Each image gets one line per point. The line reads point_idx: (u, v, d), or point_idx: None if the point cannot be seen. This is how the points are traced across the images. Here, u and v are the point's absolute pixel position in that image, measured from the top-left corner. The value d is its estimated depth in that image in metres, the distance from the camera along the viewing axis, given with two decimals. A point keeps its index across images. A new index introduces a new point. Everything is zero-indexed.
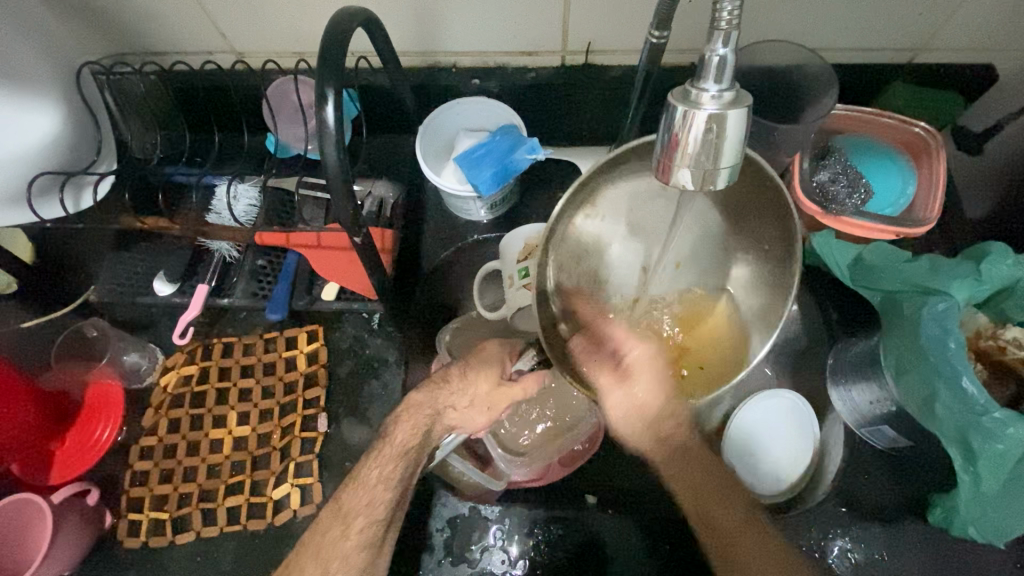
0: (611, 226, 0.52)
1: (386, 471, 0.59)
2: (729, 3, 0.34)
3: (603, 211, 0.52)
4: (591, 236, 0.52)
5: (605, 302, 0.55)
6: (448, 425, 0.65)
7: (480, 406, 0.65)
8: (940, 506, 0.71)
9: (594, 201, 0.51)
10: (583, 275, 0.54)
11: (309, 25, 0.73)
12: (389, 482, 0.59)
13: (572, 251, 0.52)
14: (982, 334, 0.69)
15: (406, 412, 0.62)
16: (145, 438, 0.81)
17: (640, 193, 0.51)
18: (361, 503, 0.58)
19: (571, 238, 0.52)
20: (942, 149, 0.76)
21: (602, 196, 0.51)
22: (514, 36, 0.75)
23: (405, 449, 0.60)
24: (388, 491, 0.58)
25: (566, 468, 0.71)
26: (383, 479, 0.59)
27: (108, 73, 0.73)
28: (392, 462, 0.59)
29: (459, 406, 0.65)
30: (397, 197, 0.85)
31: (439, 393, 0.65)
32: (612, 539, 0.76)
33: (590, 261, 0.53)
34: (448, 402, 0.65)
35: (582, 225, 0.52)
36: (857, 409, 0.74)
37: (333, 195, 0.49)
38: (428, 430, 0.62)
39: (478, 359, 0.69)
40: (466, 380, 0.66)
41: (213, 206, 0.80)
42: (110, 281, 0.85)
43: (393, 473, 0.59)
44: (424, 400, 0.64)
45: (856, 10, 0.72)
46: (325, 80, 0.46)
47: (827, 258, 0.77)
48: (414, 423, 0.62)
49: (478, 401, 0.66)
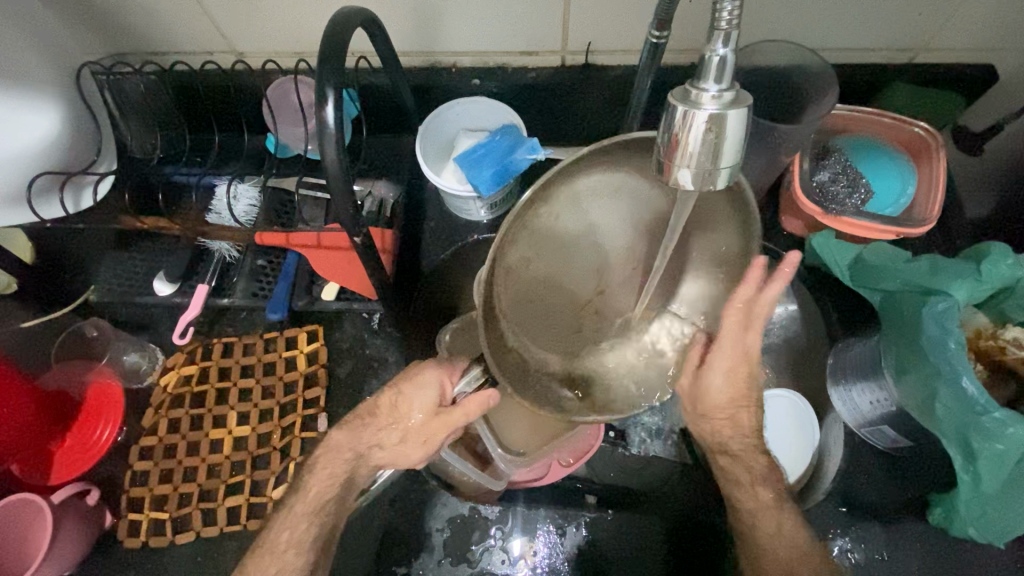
0: (569, 225, 0.50)
1: (296, 533, 0.58)
2: (730, 3, 0.34)
3: (559, 208, 0.49)
4: (547, 233, 0.49)
5: (556, 304, 0.52)
6: (375, 465, 0.62)
7: (412, 441, 0.59)
8: (940, 505, 0.71)
9: (550, 199, 0.48)
10: (533, 279, 0.50)
11: (307, 25, 0.73)
12: (300, 547, 0.57)
13: (526, 252, 0.49)
14: (982, 334, 0.68)
15: (324, 458, 0.60)
16: (144, 438, 0.81)
17: (606, 187, 0.50)
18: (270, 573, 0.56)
19: (524, 237, 0.48)
20: (941, 149, 0.76)
21: (558, 194, 0.48)
22: (513, 36, 0.75)
23: (319, 506, 0.58)
24: (300, 556, 0.57)
25: (567, 468, 0.72)
26: (293, 544, 0.57)
27: (108, 73, 0.74)
28: (304, 522, 0.58)
29: (387, 443, 0.60)
30: (396, 197, 0.85)
31: (364, 432, 0.60)
32: (612, 541, 0.76)
33: (542, 262, 0.50)
34: (374, 441, 0.60)
35: (536, 222, 0.48)
36: (858, 410, 0.74)
37: (333, 195, 0.49)
38: (347, 476, 0.60)
39: (416, 382, 0.59)
40: (395, 413, 0.60)
41: (214, 206, 0.81)
42: (110, 281, 0.86)
43: (304, 536, 0.57)
44: (345, 442, 0.60)
45: (858, 9, 0.72)
46: (325, 79, 0.46)
47: (826, 257, 0.77)
48: (332, 471, 0.59)
49: (409, 436, 0.59)
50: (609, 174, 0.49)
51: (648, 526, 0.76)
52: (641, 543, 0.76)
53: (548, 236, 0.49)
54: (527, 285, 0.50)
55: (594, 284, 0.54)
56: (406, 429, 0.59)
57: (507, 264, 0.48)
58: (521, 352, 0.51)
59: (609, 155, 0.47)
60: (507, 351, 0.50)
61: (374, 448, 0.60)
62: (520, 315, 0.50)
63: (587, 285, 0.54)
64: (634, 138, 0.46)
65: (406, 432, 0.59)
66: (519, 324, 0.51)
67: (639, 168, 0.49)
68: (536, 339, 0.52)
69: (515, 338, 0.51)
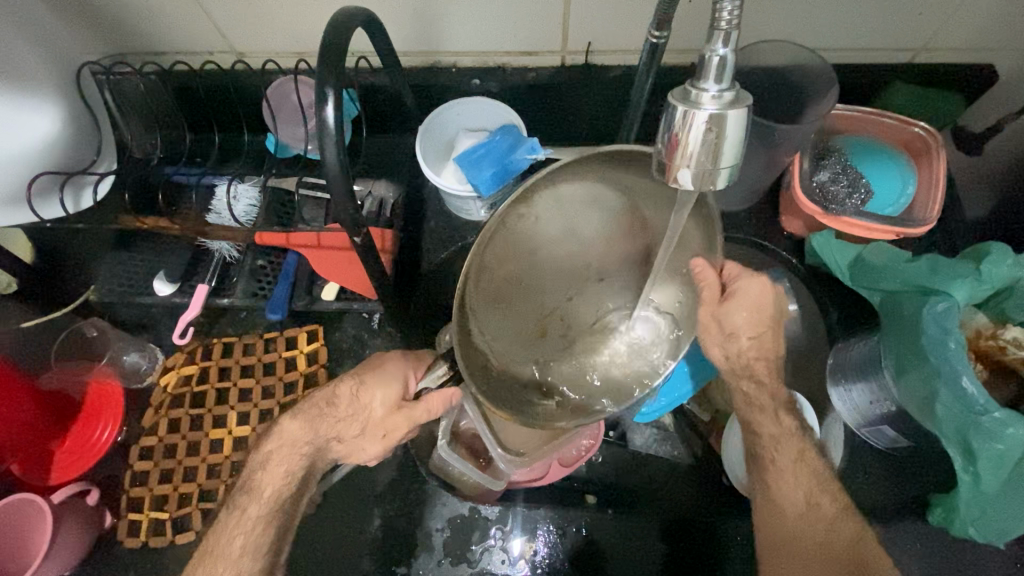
0: (545, 230, 0.53)
1: (252, 536, 0.56)
2: (730, 3, 0.34)
3: (536, 212, 0.53)
4: (522, 236, 0.52)
5: (527, 307, 0.52)
6: (331, 458, 0.61)
7: (371, 434, 0.59)
8: (940, 505, 0.71)
9: (531, 203, 0.53)
10: (504, 277, 0.52)
11: (307, 25, 0.73)
12: (256, 551, 0.56)
13: (500, 251, 0.52)
14: (982, 334, 0.68)
15: (280, 454, 0.58)
16: (145, 437, 0.81)
17: (584, 198, 0.52)
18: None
19: (499, 238, 0.52)
20: (941, 148, 0.76)
21: (539, 200, 0.53)
22: (513, 36, 0.75)
23: (276, 503, 0.57)
24: (252, 560, 0.56)
25: (566, 469, 0.72)
26: (247, 550, 0.56)
27: (108, 72, 0.74)
28: (261, 525, 0.56)
29: (345, 435, 0.59)
30: (396, 197, 0.85)
31: (322, 424, 0.59)
32: (613, 541, 0.76)
33: (515, 262, 0.52)
34: (333, 433, 0.59)
35: (513, 224, 0.52)
36: (858, 410, 0.74)
37: (333, 195, 0.49)
38: (302, 474, 0.59)
39: (378, 375, 0.59)
40: (355, 405, 0.59)
41: (213, 206, 0.80)
42: (110, 281, 0.85)
43: (259, 541, 0.56)
44: (303, 436, 0.58)
45: (858, 10, 0.72)
46: (325, 79, 0.46)
47: (826, 257, 0.78)
48: (290, 468, 0.58)
49: (368, 428, 0.59)
50: (586, 185, 0.52)
51: (648, 527, 0.76)
52: (642, 545, 0.76)
53: (523, 239, 0.52)
54: (498, 284, 0.52)
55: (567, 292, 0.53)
56: (367, 422, 0.59)
57: (480, 262, 0.52)
58: (483, 350, 0.51)
59: (587, 164, 0.52)
60: (472, 345, 0.51)
61: (333, 441, 0.59)
62: (488, 312, 0.52)
63: (556, 291, 0.53)
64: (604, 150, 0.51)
65: (366, 425, 0.59)
66: (485, 321, 0.52)
67: (616, 183, 0.52)
68: (499, 336, 0.51)
69: (481, 335, 0.51)
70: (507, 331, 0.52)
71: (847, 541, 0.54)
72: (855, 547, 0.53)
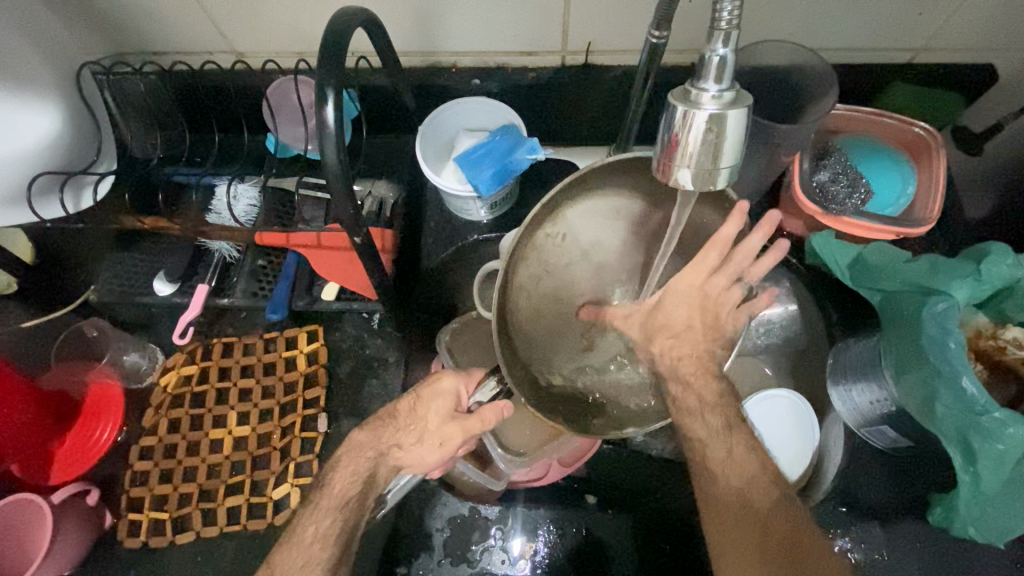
0: (575, 244, 0.53)
1: (323, 527, 0.54)
2: (730, 3, 0.34)
3: (565, 229, 0.52)
4: (553, 253, 0.53)
5: (562, 318, 0.56)
6: (396, 465, 0.60)
7: (429, 441, 0.60)
8: (940, 505, 0.70)
9: (557, 219, 0.51)
10: (541, 296, 0.54)
11: (307, 24, 0.73)
12: (327, 540, 0.53)
13: (534, 271, 0.52)
14: (982, 334, 0.68)
15: (347, 457, 0.58)
16: (145, 437, 0.81)
17: (608, 210, 0.52)
18: (296, 567, 0.52)
19: (533, 256, 0.52)
20: (942, 149, 0.76)
21: (566, 215, 0.51)
22: (514, 36, 0.75)
23: (345, 500, 0.56)
24: (326, 549, 0.53)
25: (566, 468, 0.73)
26: (319, 536, 0.53)
27: (108, 73, 0.74)
28: (329, 516, 0.54)
29: (405, 444, 0.60)
30: (397, 198, 0.85)
31: (384, 432, 0.60)
32: (613, 540, 0.76)
33: (550, 281, 0.54)
34: (394, 441, 0.60)
35: (543, 242, 0.52)
36: (857, 409, 0.74)
37: (333, 195, 0.49)
38: (369, 475, 0.58)
39: (434, 390, 0.62)
40: (415, 415, 0.61)
41: (213, 206, 0.80)
42: (111, 281, 0.85)
43: (331, 530, 0.54)
44: (366, 441, 0.59)
45: (857, 10, 0.72)
46: (326, 79, 0.46)
47: (825, 257, 0.76)
48: (355, 468, 0.58)
49: (427, 436, 0.60)
50: (610, 198, 0.52)
51: (648, 527, 0.76)
52: (642, 545, 0.76)
53: (555, 257, 0.53)
54: (537, 302, 0.54)
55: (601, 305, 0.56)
56: (424, 431, 0.60)
57: (516, 281, 0.52)
58: (529, 367, 0.54)
59: (614, 176, 0.51)
60: (516, 362, 0.53)
61: (395, 447, 0.59)
62: (529, 329, 0.54)
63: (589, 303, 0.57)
64: (623, 159, 0.49)
65: (424, 433, 0.60)
66: (528, 337, 0.54)
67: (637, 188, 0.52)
68: (544, 350, 0.55)
69: (523, 351, 0.54)
70: (546, 348, 0.56)
71: (790, 527, 0.48)
72: (799, 533, 0.47)
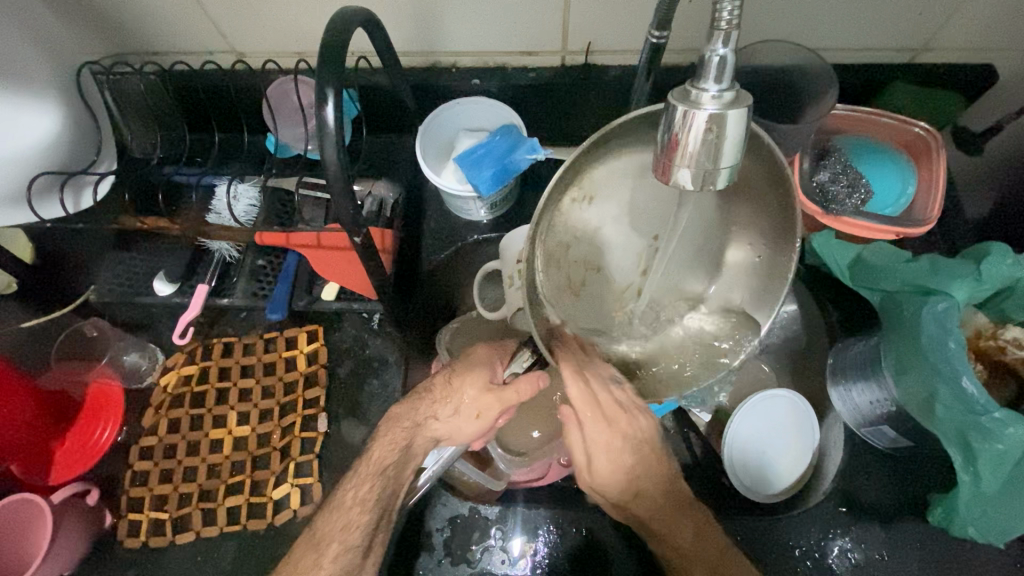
0: (601, 209, 0.51)
1: (361, 492, 0.60)
2: (729, 3, 0.34)
3: (590, 192, 0.50)
4: (580, 218, 0.51)
5: (593, 287, 0.54)
6: (430, 437, 0.64)
7: (466, 412, 0.63)
8: (940, 505, 0.70)
9: (582, 182, 0.49)
10: (572, 263, 0.52)
11: (306, 24, 0.73)
12: (365, 505, 0.59)
13: (561, 238, 0.51)
14: (982, 334, 0.68)
15: (386, 427, 0.63)
16: (145, 438, 0.81)
17: (634, 168, 0.50)
18: (336, 529, 0.58)
19: (558, 224, 0.50)
20: (941, 149, 0.76)
21: (590, 178, 0.49)
22: (513, 36, 0.75)
23: (382, 468, 0.60)
24: (365, 514, 0.59)
25: (566, 469, 0.74)
26: (358, 502, 0.59)
27: (108, 72, 0.73)
28: (368, 482, 0.59)
29: (440, 416, 0.64)
30: (397, 197, 0.85)
31: (420, 405, 0.64)
32: (611, 540, 0.75)
33: (580, 247, 0.52)
34: (429, 413, 0.64)
35: (569, 207, 0.50)
36: (857, 410, 0.74)
37: (333, 194, 0.49)
38: (406, 445, 0.62)
39: (468, 365, 0.66)
40: (449, 389, 0.64)
41: (213, 206, 0.81)
42: (110, 280, 0.85)
43: (368, 495, 0.59)
44: (403, 414, 0.64)
45: (858, 9, 0.72)
46: (325, 79, 0.46)
47: (826, 258, 0.77)
48: (393, 439, 0.62)
49: (462, 408, 0.63)
50: (636, 156, 0.49)
51: None
52: (638, 545, 0.75)
53: (580, 222, 0.51)
54: (566, 272, 0.52)
55: (634, 264, 0.55)
56: (461, 403, 0.63)
57: (546, 251, 0.50)
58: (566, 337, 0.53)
59: (635, 131, 0.47)
60: (552, 335, 0.52)
61: (431, 419, 0.63)
62: (559, 301, 0.52)
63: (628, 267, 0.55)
64: (643, 113, 0.45)
65: (460, 405, 0.63)
66: (564, 309, 0.52)
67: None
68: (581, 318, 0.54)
69: (559, 323, 0.52)
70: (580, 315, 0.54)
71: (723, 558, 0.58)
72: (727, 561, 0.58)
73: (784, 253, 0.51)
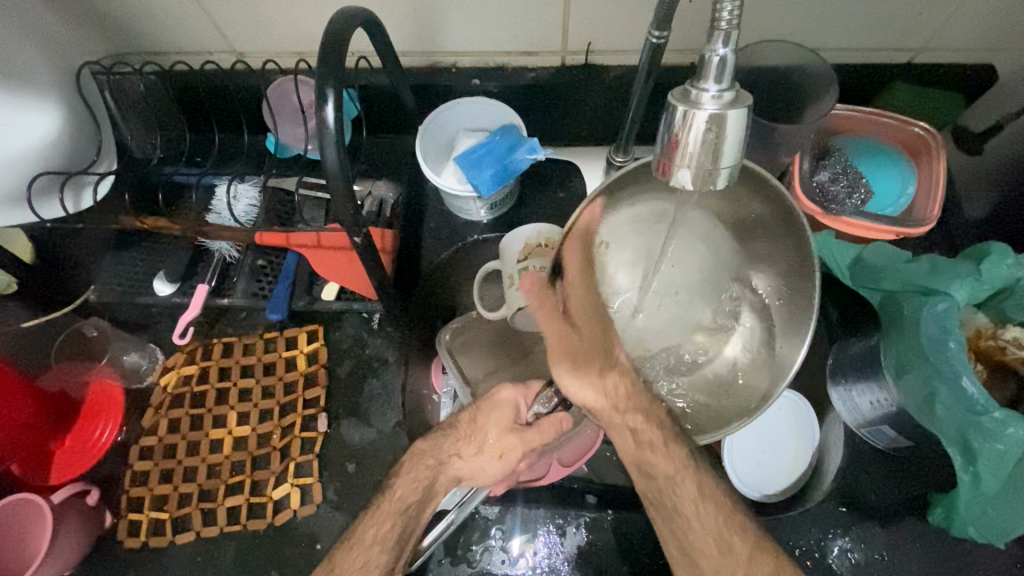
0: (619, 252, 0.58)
1: (381, 531, 0.56)
2: (729, 3, 0.34)
3: (608, 239, 0.56)
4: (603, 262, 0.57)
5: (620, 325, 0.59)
6: (454, 475, 0.62)
7: (490, 454, 0.63)
8: (940, 506, 0.71)
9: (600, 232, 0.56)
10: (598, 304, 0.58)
11: (306, 24, 0.73)
12: (385, 543, 0.55)
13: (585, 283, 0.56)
14: (982, 334, 0.68)
15: (409, 462, 0.61)
16: (144, 438, 0.81)
17: (648, 216, 0.56)
18: (356, 566, 0.54)
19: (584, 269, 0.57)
20: (941, 149, 0.76)
21: (607, 228, 0.56)
22: (513, 36, 0.75)
23: (404, 506, 0.57)
24: (384, 553, 0.55)
25: (567, 468, 0.74)
26: (378, 540, 0.55)
27: (108, 73, 0.73)
28: (389, 520, 0.56)
29: (464, 454, 0.63)
30: (396, 197, 0.86)
31: (443, 442, 0.63)
32: (611, 540, 0.76)
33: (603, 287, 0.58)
34: (453, 451, 0.63)
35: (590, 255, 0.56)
36: (858, 410, 0.74)
37: (333, 195, 0.49)
38: (430, 484, 0.60)
39: (494, 403, 0.66)
40: (474, 427, 0.65)
41: (213, 206, 0.81)
42: (111, 280, 0.85)
43: (390, 534, 0.55)
44: (427, 449, 0.62)
45: (857, 10, 0.72)
46: (325, 79, 0.46)
47: (826, 258, 0.77)
48: (414, 475, 0.60)
49: (485, 447, 0.63)
50: (647, 206, 0.55)
51: (647, 528, 0.76)
52: (641, 546, 0.76)
53: (603, 266, 0.58)
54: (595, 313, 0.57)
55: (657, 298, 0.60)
56: (484, 442, 0.64)
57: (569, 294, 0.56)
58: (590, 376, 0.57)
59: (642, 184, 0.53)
60: None
61: (454, 456, 0.62)
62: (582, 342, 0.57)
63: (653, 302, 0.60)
64: (635, 167, 0.49)
65: (484, 444, 0.63)
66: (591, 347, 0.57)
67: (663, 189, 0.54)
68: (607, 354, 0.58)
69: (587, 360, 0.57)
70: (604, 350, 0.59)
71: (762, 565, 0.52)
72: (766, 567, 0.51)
73: (799, 277, 0.51)
